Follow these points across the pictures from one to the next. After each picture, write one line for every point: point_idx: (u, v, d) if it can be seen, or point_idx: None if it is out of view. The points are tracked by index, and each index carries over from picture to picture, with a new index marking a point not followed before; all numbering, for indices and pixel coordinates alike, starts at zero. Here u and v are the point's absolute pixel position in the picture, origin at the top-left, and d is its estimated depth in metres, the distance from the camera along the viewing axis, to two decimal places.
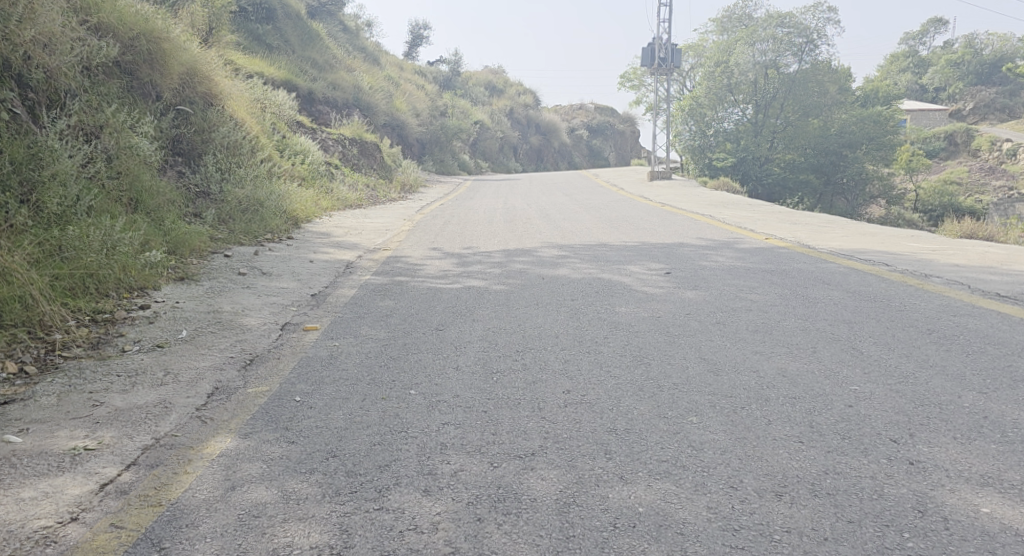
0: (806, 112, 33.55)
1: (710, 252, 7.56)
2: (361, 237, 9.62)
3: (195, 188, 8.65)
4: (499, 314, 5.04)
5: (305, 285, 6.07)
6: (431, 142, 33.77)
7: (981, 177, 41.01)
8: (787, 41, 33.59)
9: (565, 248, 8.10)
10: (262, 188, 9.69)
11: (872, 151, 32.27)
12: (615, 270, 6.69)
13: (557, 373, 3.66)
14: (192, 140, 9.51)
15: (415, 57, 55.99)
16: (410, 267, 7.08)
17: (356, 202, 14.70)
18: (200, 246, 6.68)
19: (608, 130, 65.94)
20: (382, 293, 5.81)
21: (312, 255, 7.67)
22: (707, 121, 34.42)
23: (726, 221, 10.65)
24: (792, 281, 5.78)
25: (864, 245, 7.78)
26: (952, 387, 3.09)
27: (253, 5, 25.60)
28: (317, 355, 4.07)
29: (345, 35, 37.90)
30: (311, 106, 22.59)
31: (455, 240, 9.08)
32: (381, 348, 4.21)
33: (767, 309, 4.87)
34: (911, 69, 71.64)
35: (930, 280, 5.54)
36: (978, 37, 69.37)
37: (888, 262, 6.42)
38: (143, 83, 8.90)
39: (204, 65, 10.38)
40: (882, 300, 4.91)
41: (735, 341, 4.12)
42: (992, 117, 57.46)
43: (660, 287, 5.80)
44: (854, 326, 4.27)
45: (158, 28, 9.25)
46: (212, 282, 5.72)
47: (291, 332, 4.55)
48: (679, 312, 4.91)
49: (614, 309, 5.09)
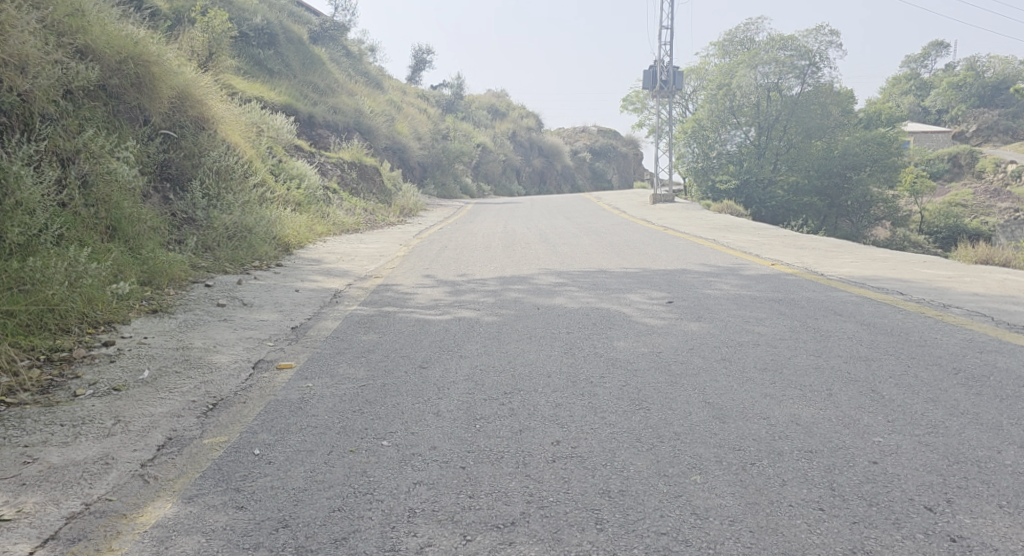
0: (809, 134, 33.36)
1: (714, 280, 7.23)
2: (353, 263, 9.34)
3: (180, 215, 8.39)
4: (489, 349, 4.70)
5: (287, 317, 5.75)
6: (433, 165, 33.68)
7: (987, 199, 40.75)
8: (789, 64, 33.12)
9: (562, 275, 7.78)
10: (251, 213, 9.43)
11: (877, 173, 32.04)
12: (614, 299, 6.36)
13: (546, 420, 3.32)
14: (181, 164, 9.32)
15: (417, 81, 56.36)
16: (400, 297, 6.76)
17: (353, 226, 14.46)
18: (179, 276, 6.39)
19: (611, 153, 66.17)
20: (367, 327, 5.48)
21: (299, 284, 7.37)
22: (710, 143, 34.76)
23: (730, 245, 10.35)
24: (801, 312, 5.44)
25: (875, 271, 7.46)
26: (989, 440, 2.76)
27: (254, 31, 25.64)
28: (286, 398, 3.74)
29: (348, 60, 38.08)
30: (311, 130, 22.47)
31: (450, 266, 8.81)
32: (358, 390, 3.87)
33: (775, 344, 4.53)
34: (913, 91, 71.70)
35: (949, 310, 5.20)
36: (979, 59, 69.48)
37: (901, 291, 6.10)
38: (130, 107, 8.71)
39: (197, 89, 10.21)
40: (900, 334, 4.58)
41: (742, 381, 3.79)
42: (995, 138, 57.71)
43: (661, 318, 5.46)
44: (873, 364, 3.92)
45: (149, 50, 9.09)
46: (188, 315, 5.42)
47: (263, 372, 4.23)
48: (682, 348, 4.56)
49: (611, 343, 4.75)
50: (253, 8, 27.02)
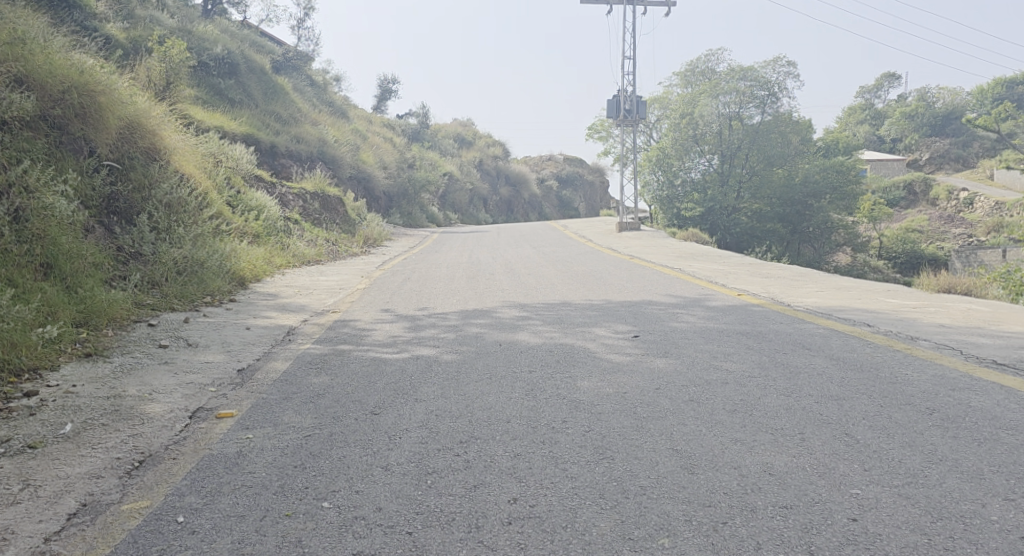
0: (770, 162, 34.00)
1: (681, 312, 7.09)
2: (311, 297, 9.03)
3: (126, 249, 8.02)
4: (446, 392, 4.43)
5: (234, 358, 5.42)
6: (399, 195, 33.49)
7: (941, 225, 41.90)
8: (749, 94, 33.92)
9: (526, 308, 7.58)
10: (203, 247, 9.08)
11: (837, 201, 32.67)
12: (578, 334, 6.17)
13: (504, 473, 3.08)
14: (130, 197, 8.95)
15: (384, 110, 56.37)
16: (356, 334, 6.47)
17: (315, 257, 14.12)
18: (120, 316, 6.06)
19: (577, 181, 66.69)
20: (318, 368, 5.18)
21: (251, 321, 7.03)
22: (675, 171, 34.73)
23: (696, 275, 10.27)
24: (769, 346, 5.30)
25: (840, 301, 7.40)
26: (971, 491, 2.60)
27: (215, 60, 25.36)
28: (221, 453, 3.42)
29: (312, 89, 37.92)
30: (273, 160, 22.15)
31: (411, 299, 8.56)
32: (301, 442, 3.57)
33: (744, 382, 4.35)
34: (868, 121, 73.96)
35: (917, 343, 5.11)
36: (929, 91, 72.13)
37: (868, 322, 6.02)
38: (75, 138, 8.46)
39: (148, 119, 9.94)
40: (870, 370, 4.45)
41: (712, 425, 3.59)
42: (947, 167, 59.97)
43: (627, 355, 5.28)
44: (845, 404, 3.76)
45: (97, 80, 8.92)
46: (126, 358, 5.08)
47: (200, 422, 3.90)
48: (648, 388, 4.36)
49: (574, 383, 4.53)
50: (214, 38, 26.77)
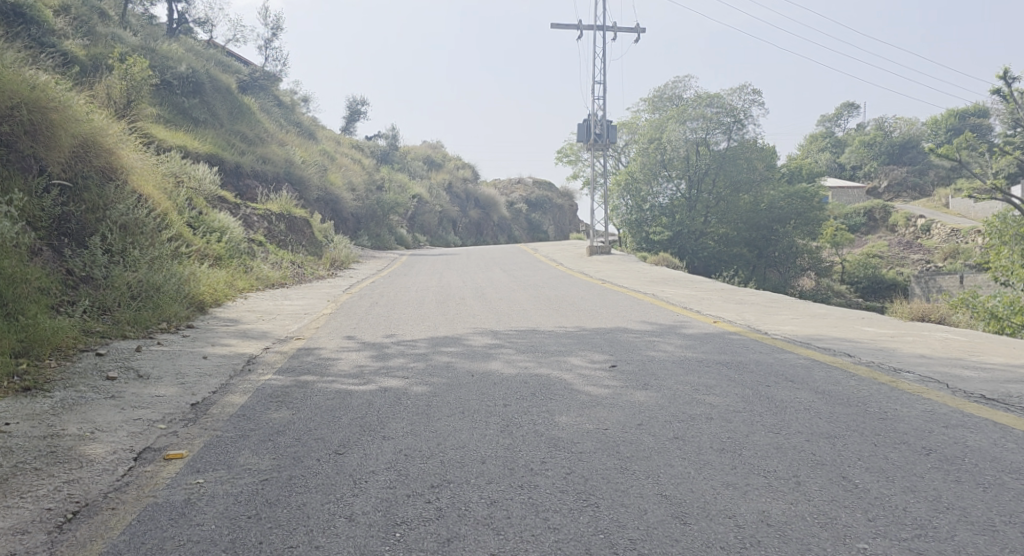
0: (736, 188, 34.47)
1: (657, 340, 6.90)
2: (273, 323, 8.67)
3: (76, 273, 7.63)
4: (416, 429, 4.15)
5: (187, 391, 5.07)
6: (367, 217, 33.12)
7: (901, 251, 42.84)
8: (716, 120, 34.32)
9: (498, 335, 7.32)
10: (160, 270, 8.70)
11: (801, 226, 33.52)
12: (554, 364, 5.93)
13: (479, 525, 2.84)
14: (83, 218, 8.59)
15: (352, 131, 56.09)
16: (319, 363, 6.13)
17: (279, 280, 13.72)
18: (64, 345, 5.76)
19: (546, 204, 66.87)
20: (279, 402, 4.84)
21: (208, 349, 6.66)
22: (643, 196, 34.94)
23: (670, 301, 10.16)
24: (751, 378, 5.13)
25: (817, 329, 7.30)
26: (984, 545, 2.47)
27: (179, 79, 24.90)
28: (167, 501, 3.10)
29: (280, 109, 37.53)
30: (237, 181, 21.70)
31: (379, 326, 8.26)
32: (257, 488, 3.27)
33: (730, 418, 4.15)
34: (829, 148, 75.61)
35: (901, 376, 4.98)
36: (886, 121, 74.15)
37: (849, 352, 5.90)
38: (23, 156, 8.22)
39: (104, 137, 9.67)
40: (858, 405, 4.29)
41: (701, 467, 3.39)
42: (905, 195, 61.58)
43: (605, 387, 5.05)
44: (837, 443, 3.59)
45: (49, 96, 8.76)
46: (68, 392, 4.72)
47: (146, 465, 3.56)
48: (630, 423, 4.14)
49: (552, 418, 4.29)
50: (179, 56, 26.37)
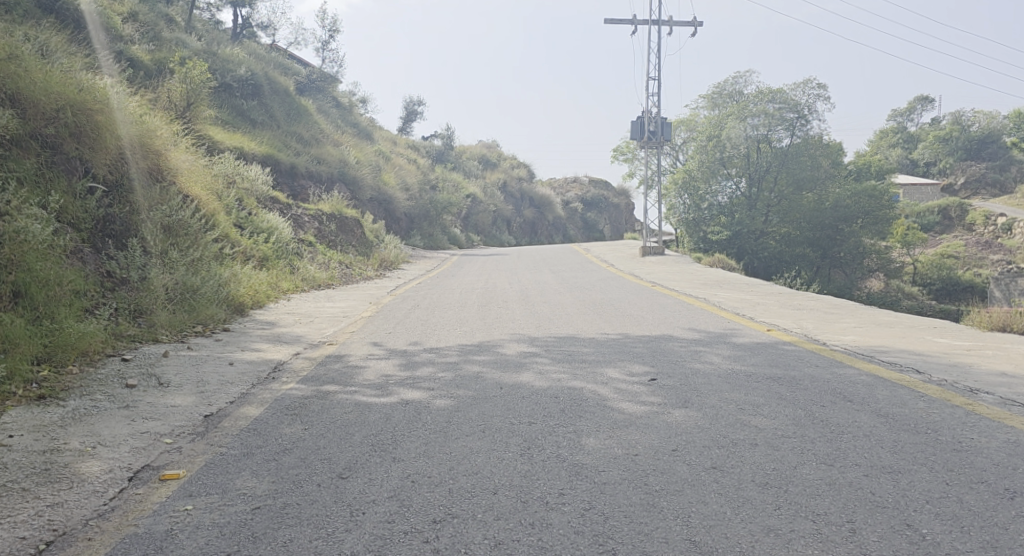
0: (799, 185, 33.05)
1: (704, 350, 6.43)
2: (310, 326, 8.53)
3: (114, 275, 7.63)
4: (430, 450, 3.84)
5: (204, 401, 4.90)
6: (420, 217, 33.20)
7: (979, 251, 40.51)
8: (778, 116, 33.31)
9: (535, 343, 6.99)
10: (199, 273, 8.68)
11: (868, 226, 31.17)
12: (589, 375, 5.55)
13: None
14: (127, 219, 8.63)
15: (409, 131, 56.59)
16: (345, 372, 5.91)
17: (325, 281, 13.68)
18: (91, 351, 5.70)
19: (602, 204, 66.10)
20: (294, 415, 4.61)
21: (236, 354, 6.51)
22: (701, 195, 34.62)
23: (722, 305, 9.64)
24: (804, 396, 4.64)
25: (882, 340, 6.71)
26: None
27: (238, 81, 25.41)
28: (147, 532, 2.87)
29: (337, 110, 38.05)
30: (292, 182, 21.95)
31: (414, 331, 8.02)
32: (246, 518, 3.01)
33: (777, 445, 3.70)
34: (901, 144, 72.24)
35: (979, 398, 4.41)
36: (964, 113, 70.36)
37: (918, 368, 5.33)
38: (69, 157, 8.26)
39: (148, 138, 9.72)
40: (927, 432, 3.79)
41: (739, 506, 2.97)
42: (983, 192, 58.31)
43: (641, 404, 4.65)
44: (901, 479, 3.13)
45: (95, 98, 8.81)
46: (83, 401, 4.61)
47: (138, 487, 3.36)
48: (663, 449, 3.72)
49: (578, 441, 3.91)
50: (239, 60, 26.97)
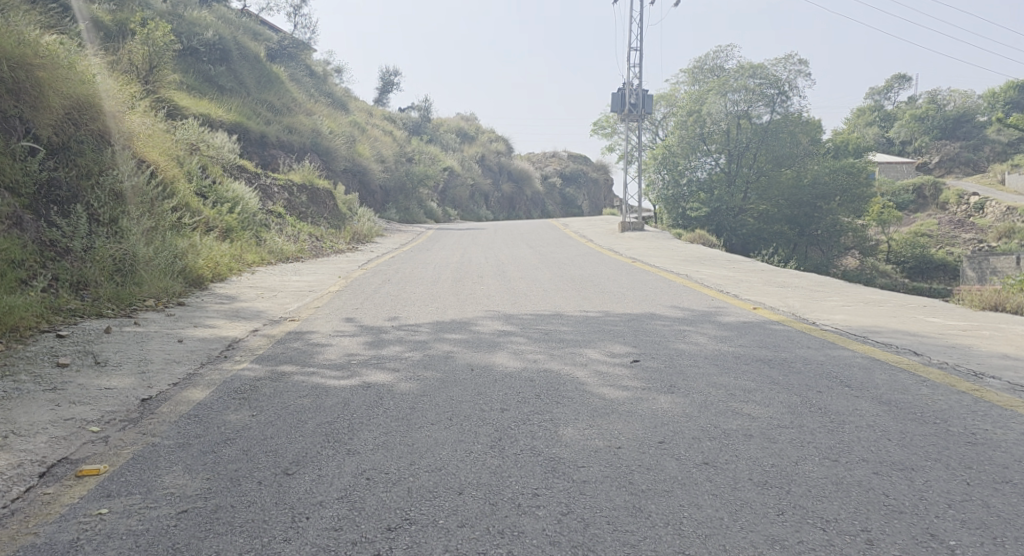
0: (778, 162, 33.06)
1: (689, 329, 6.07)
2: (272, 301, 8.06)
3: (55, 245, 7.04)
4: (390, 441, 3.41)
5: (144, 383, 4.44)
6: (396, 189, 32.53)
7: (952, 230, 40.90)
8: (759, 92, 33.23)
9: (511, 321, 6.60)
10: (152, 243, 8.09)
11: (846, 203, 31.19)
12: (567, 356, 5.18)
13: None
14: (75, 185, 8.03)
15: (385, 103, 55.51)
16: (305, 351, 5.46)
17: (294, 254, 13.11)
18: (21, 327, 5.19)
19: (581, 178, 65.73)
20: (242, 399, 4.17)
21: (187, 331, 6.02)
22: (680, 170, 34.01)
23: (705, 283, 9.33)
24: (798, 381, 4.30)
25: (875, 319, 6.42)
26: None
27: (206, 46, 24.43)
28: (48, 546, 2.46)
29: (311, 79, 37.04)
30: (263, 150, 21.20)
31: (383, 307, 7.57)
32: (168, 525, 2.60)
33: (775, 437, 3.35)
34: (877, 122, 72.60)
35: (987, 383, 4.09)
36: (939, 93, 70.90)
37: (916, 350, 5.01)
38: (7, 116, 7.64)
39: (97, 97, 9.07)
40: (934, 421, 3.47)
41: (737, 511, 2.60)
42: (957, 170, 58.93)
43: (624, 388, 4.28)
44: (916, 478, 2.78)
45: (36, 52, 8.17)
46: (5, 383, 4.16)
47: (49, 485, 2.94)
48: (649, 441, 3.35)
49: (555, 431, 3.52)
50: (207, 23, 25.91)
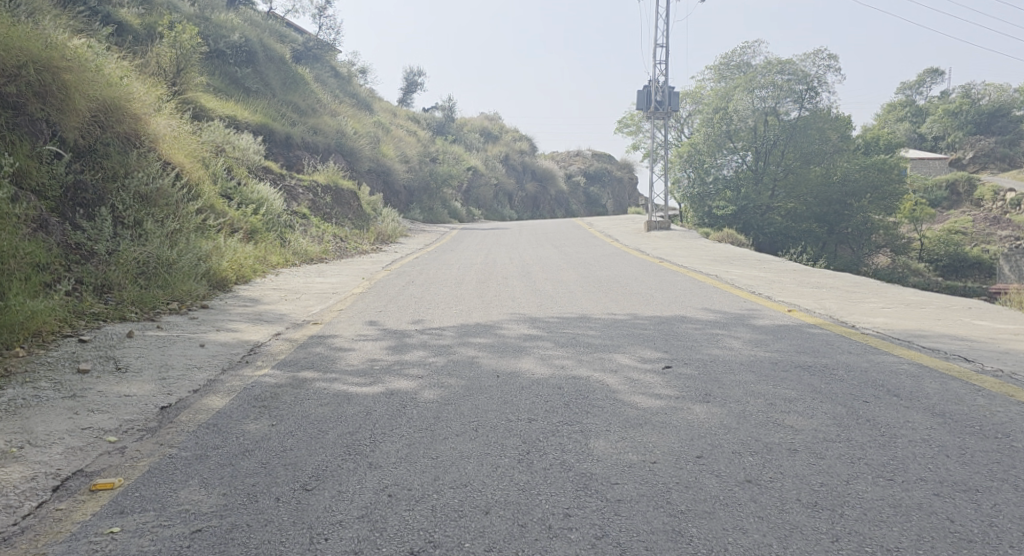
0: (807, 159, 32.48)
1: (722, 333, 5.84)
2: (295, 303, 7.98)
3: (80, 248, 7.02)
4: (414, 454, 3.26)
5: (163, 390, 4.34)
6: (420, 189, 32.53)
7: (987, 227, 39.91)
8: (787, 88, 32.33)
9: (537, 324, 6.43)
10: (177, 245, 8.07)
11: (877, 201, 30.55)
12: (597, 361, 5.00)
13: None
14: (101, 187, 8.02)
15: (409, 103, 55.65)
16: (327, 356, 5.35)
17: (317, 255, 13.06)
18: (43, 332, 5.15)
19: (605, 177, 65.31)
20: (262, 407, 4.05)
21: (209, 335, 5.94)
22: (706, 168, 33.79)
23: (736, 283, 9.09)
24: (843, 390, 4.06)
25: (917, 322, 6.15)
26: None
27: (232, 48, 24.60)
28: None
29: (336, 80, 37.18)
30: (288, 151, 21.28)
31: (405, 309, 7.44)
32: (182, 546, 2.47)
33: (823, 452, 3.14)
34: (908, 118, 71.21)
35: None
36: (973, 87, 69.30)
37: (965, 356, 4.75)
38: (34, 119, 7.64)
39: (123, 99, 9.07)
40: (994, 435, 3.24)
41: (787, 536, 2.42)
42: (992, 166, 57.52)
43: (657, 396, 4.09)
44: (983, 501, 2.57)
45: (62, 55, 8.18)
46: (24, 390, 4.10)
47: (62, 499, 2.84)
48: (686, 456, 3.16)
49: (585, 444, 3.35)
50: (233, 25, 26.07)
